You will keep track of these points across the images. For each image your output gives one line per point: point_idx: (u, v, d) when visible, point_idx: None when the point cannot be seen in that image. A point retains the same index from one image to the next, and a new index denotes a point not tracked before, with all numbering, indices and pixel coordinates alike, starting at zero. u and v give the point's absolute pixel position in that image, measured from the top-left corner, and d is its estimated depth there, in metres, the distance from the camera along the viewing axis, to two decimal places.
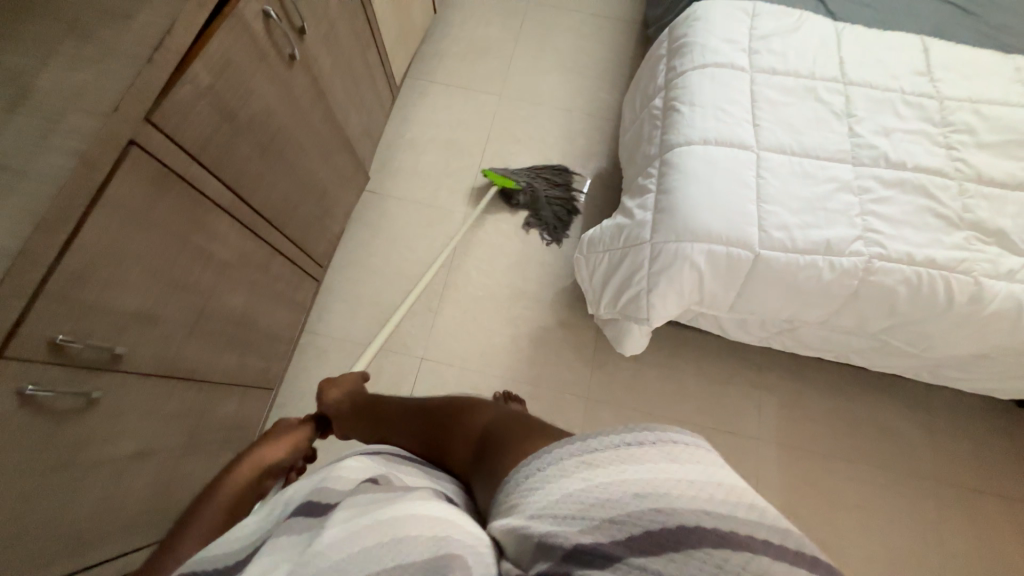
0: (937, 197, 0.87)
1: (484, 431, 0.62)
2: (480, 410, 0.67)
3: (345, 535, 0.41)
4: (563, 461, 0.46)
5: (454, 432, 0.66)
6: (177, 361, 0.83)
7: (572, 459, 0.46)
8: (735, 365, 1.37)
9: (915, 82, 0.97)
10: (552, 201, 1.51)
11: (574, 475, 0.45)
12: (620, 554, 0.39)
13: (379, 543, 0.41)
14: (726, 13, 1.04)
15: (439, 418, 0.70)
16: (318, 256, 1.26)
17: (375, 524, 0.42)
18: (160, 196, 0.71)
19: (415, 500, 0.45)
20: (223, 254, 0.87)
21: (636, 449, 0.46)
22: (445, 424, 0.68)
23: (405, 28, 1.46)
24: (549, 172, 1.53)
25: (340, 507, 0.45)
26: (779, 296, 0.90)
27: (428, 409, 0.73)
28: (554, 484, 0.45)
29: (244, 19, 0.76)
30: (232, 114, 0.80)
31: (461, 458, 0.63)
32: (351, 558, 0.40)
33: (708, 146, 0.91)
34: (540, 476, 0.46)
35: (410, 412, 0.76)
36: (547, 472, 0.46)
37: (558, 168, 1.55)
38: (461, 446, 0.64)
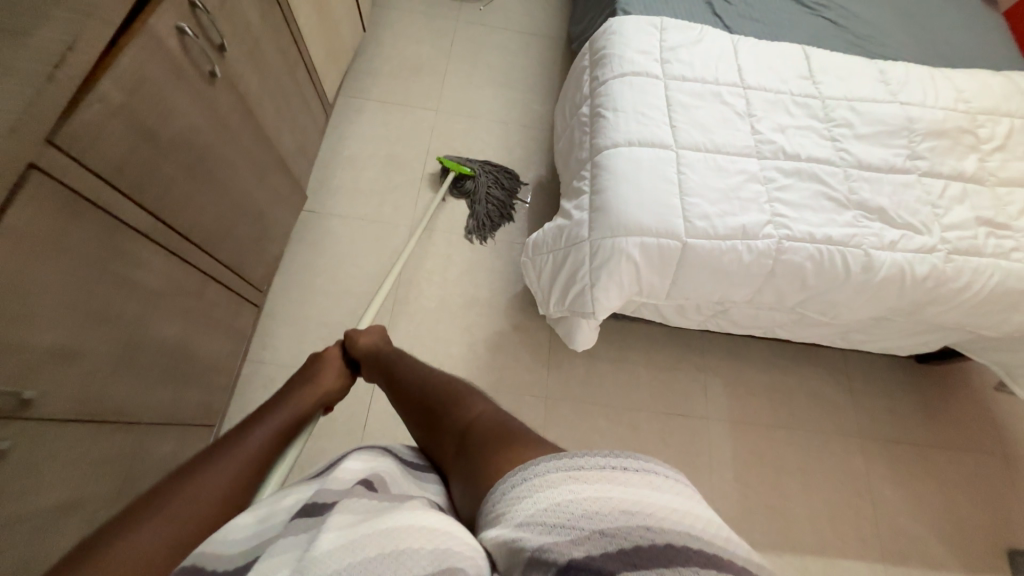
0: (829, 183, 0.99)
1: (473, 429, 0.61)
2: (476, 404, 0.66)
3: (349, 540, 0.39)
4: (551, 473, 0.46)
5: (443, 425, 0.65)
6: (101, 402, 0.76)
7: (560, 472, 0.46)
8: (680, 352, 1.46)
9: (802, 85, 1.10)
10: (490, 199, 1.54)
11: (560, 487, 0.45)
12: (609, 567, 0.38)
13: (382, 554, 0.38)
14: (639, 27, 1.13)
15: (430, 410, 0.69)
16: (257, 279, 1.20)
17: (380, 534, 0.40)
18: (71, 223, 0.66)
19: (415, 510, 0.44)
20: (148, 283, 0.82)
21: (622, 471, 0.45)
22: (434, 419, 0.67)
23: (334, 47, 1.46)
24: (501, 173, 1.57)
25: (341, 511, 0.43)
26: (708, 280, 0.98)
27: (411, 407, 0.72)
28: (541, 494, 0.45)
29: (157, 35, 0.73)
30: (151, 133, 0.76)
31: (445, 453, 0.63)
32: (356, 566, 0.37)
33: (634, 147, 0.99)
34: (527, 487, 0.46)
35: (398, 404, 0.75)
36: (537, 487, 0.46)
37: (510, 173, 1.59)
38: (449, 441, 0.63)
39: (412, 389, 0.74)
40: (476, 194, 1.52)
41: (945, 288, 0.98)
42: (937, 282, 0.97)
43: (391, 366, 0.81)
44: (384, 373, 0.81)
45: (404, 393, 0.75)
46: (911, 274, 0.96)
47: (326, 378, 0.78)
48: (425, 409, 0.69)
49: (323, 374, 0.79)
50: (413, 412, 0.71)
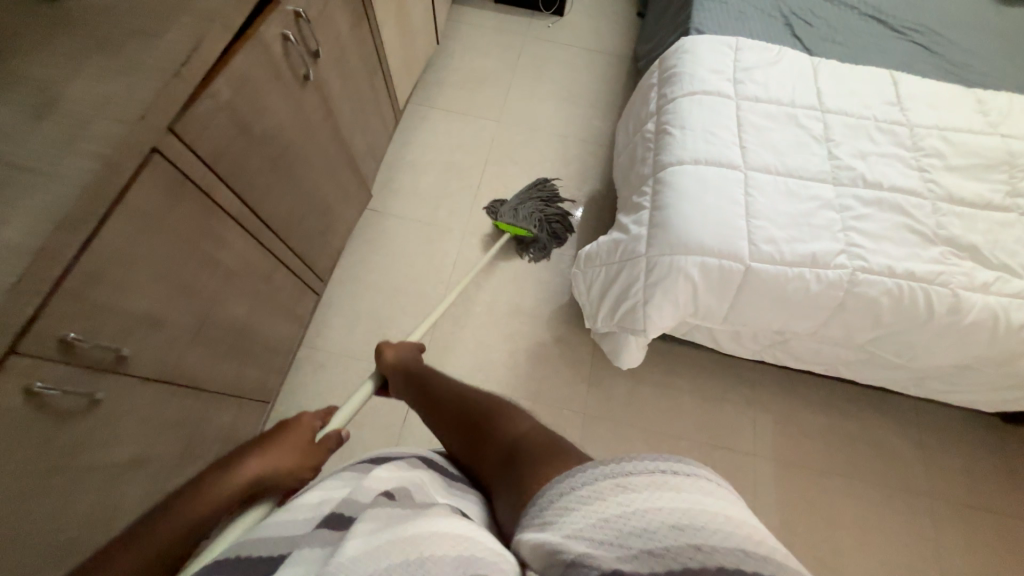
0: (914, 215, 0.93)
1: (517, 443, 0.59)
2: (520, 419, 0.64)
3: (372, 548, 0.41)
4: (597, 482, 0.44)
5: (485, 437, 0.64)
6: (179, 366, 0.83)
7: (606, 480, 0.44)
8: (729, 381, 1.39)
9: (887, 111, 1.04)
10: (551, 219, 1.53)
11: (607, 497, 0.43)
12: None
13: (404, 561, 0.39)
14: (712, 47, 1.12)
15: (471, 420, 0.68)
16: (320, 270, 1.27)
17: (401, 540, 0.41)
18: (176, 202, 0.73)
19: (438, 518, 0.44)
20: (230, 263, 0.89)
21: (669, 477, 0.44)
22: (476, 430, 0.66)
23: (409, 57, 1.55)
24: (535, 188, 1.55)
25: (367, 517, 0.45)
26: (769, 307, 0.94)
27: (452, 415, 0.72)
28: (588, 504, 0.43)
29: (263, 40, 0.81)
30: (248, 127, 0.84)
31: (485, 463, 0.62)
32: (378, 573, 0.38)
33: (700, 166, 0.97)
34: (572, 496, 0.45)
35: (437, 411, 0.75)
36: (582, 495, 0.44)
37: (537, 183, 1.57)
38: (488, 454, 0.62)
39: (454, 399, 0.74)
40: (542, 236, 1.49)
41: None
42: None
43: (429, 382, 0.82)
44: (422, 389, 0.82)
45: (445, 403, 0.75)
46: (1006, 321, 0.87)
47: (267, 453, 0.69)
48: (466, 418, 0.69)
49: (264, 451, 0.69)
50: (453, 420, 0.70)
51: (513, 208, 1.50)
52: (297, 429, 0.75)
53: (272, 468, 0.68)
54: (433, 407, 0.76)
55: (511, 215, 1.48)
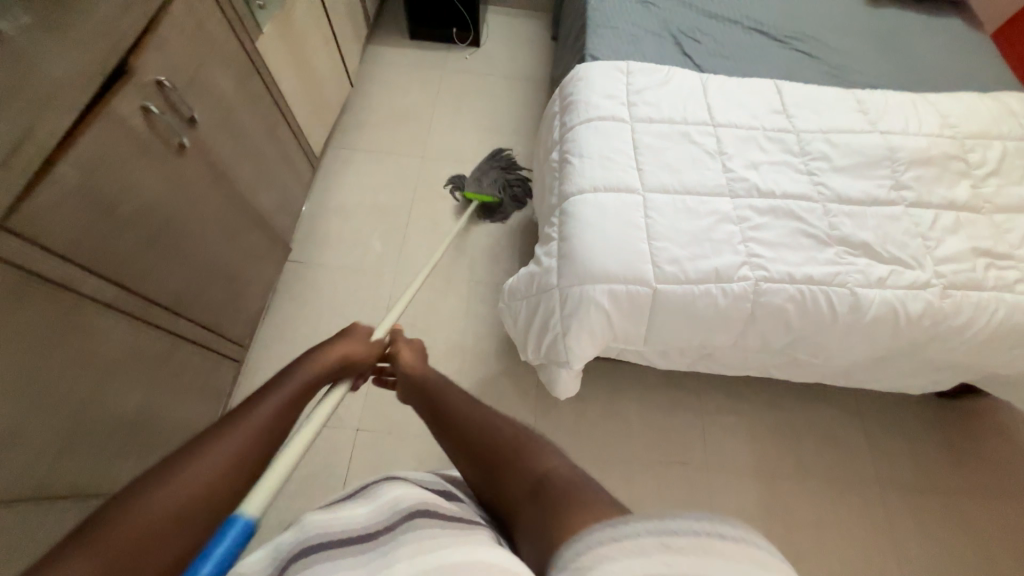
0: (805, 219, 0.95)
1: (547, 483, 0.57)
2: (548, 457, 0.61)
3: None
4: (641, 537, 0.39)
5: (511, 472, 0.61)
6: (52, 479, 0.75)
7: (654, 538, 0.39)
8: (674, 393, 1.39)
9: (774, 120, 1.08)
10: (512, 185, 1.61)
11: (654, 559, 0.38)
12: None
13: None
14: (604, 72, 1.14)
15: (497, 453, 0.63)
16: (236, 335, 1.21)
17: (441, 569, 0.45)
18: (21, 304, 0.67)
19: (475, 546, 0.47)
20: (109, 352, 0.82)
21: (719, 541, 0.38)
22: (503, 462, 0.62)
23: (320, 105, 1.52)
24: (491, 161, 1.63)
25: (409, 545, 0.49)
26: (684, 325, 0.93)
27: (478, 442, 0.66)
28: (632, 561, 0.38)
29: (118, 115, 0.77)
30: (112, 208, 0.79)
31: (517, 495, 0.58)
32: None
33: (598, 193, 0.97)
34: (618, 548, 0.39)
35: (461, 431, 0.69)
36: (626, 549, 0.39)
37: (493, 155, 1.65)
38: (519, 485, 0.59)
39: (470, 426, 0.68)
40: (504, 201, 1.57)
41: (945, 326, 0.91)
42: (935, 320, 0.91)
43: (437, 398, 0.75)
44: (434, 404, 0.75)
45: (467, 427, 0.69)
46: (904, 313, 0.90)
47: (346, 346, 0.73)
48: (490, 447, 0.64)
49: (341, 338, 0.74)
50: (473, 451, 0.66)
51: (478, 178, 1.60)
52: (358, 332, 0.77)
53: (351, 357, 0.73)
54: (445, 432, 0.71)
55: (473, 183, 1.59)
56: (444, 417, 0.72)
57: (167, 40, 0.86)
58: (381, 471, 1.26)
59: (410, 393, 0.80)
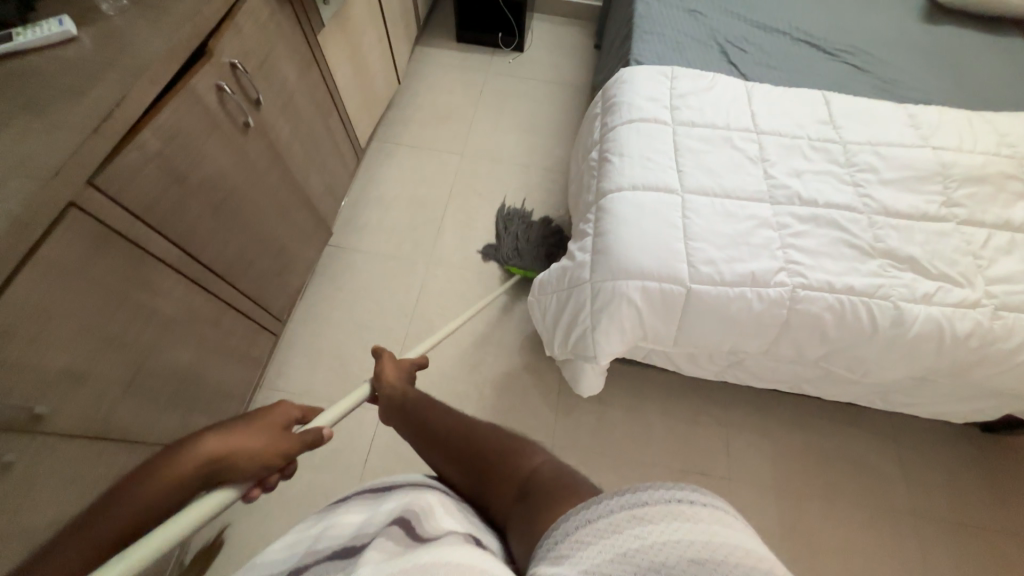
0: (849, 229, 0.94)
1: (533, 479, 0.55)
2: (534, 455, 0.60)
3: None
4: (614, 514, 0.40)
5: (499, 472, 0.59)
6: (108, 420, 0.81)
7: (622, 513, 0.40)
8: (699, 403, 1.37)
9: (820, 130, 1.07)
10: (544, 239, 1.54)
11: (623, 531, 0.39)
12: None
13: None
14: (649, 76, 1.16)
15: (485, 454, 0.62)
16: (277, 309, 1.27)
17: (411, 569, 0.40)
18: (99, 254, 0.74)
19: (446, 547, 0.43)
20: (168, 310, 0.89)
21: (686, 507, 0.39)
22: (491, 462, 0.61)
23: (369, 99, 1.59)
24: (509, 224, 1.59)
25: (377, 545, 0.46)
26: (716, 327, 0.93)
27: (464, 446, 0.65)
28: (606, 537, 0.39)
29: (196, 92, 0.84)
30: (183, 176, 0.85)
31: (504, 495, 0.57)
32: None
33: (637, 192, 0.98)
34: (593, 527, 0.41)
35: (447, 437, 0.67)
36: (601, 529, 0.40)
37: (506, 216, 1.62)
38: (506, 485, 0.58)
39: (455, 430, 0.68)
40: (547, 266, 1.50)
41: (994, 348, 0.87)
42: (983, 341, 0.87)
43: (421, 412, 0.73)
44: (418, 417, 0.73)
45: (452, 433, 0.67)
46: (950, 331, 0.87)
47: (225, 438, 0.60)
48: (476, 450, 0.63)
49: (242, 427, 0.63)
50: (460, 454, 0.64)
51: (516, 249, 1.53)
52: (267, 422, 0.65)
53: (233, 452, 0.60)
54: (428, 440, 0.69)
55: (512, 256, 1.52)
56: (429, 427, 0.70)
57: (242, 26, 0.93)
58: (401, 454, 1.28)
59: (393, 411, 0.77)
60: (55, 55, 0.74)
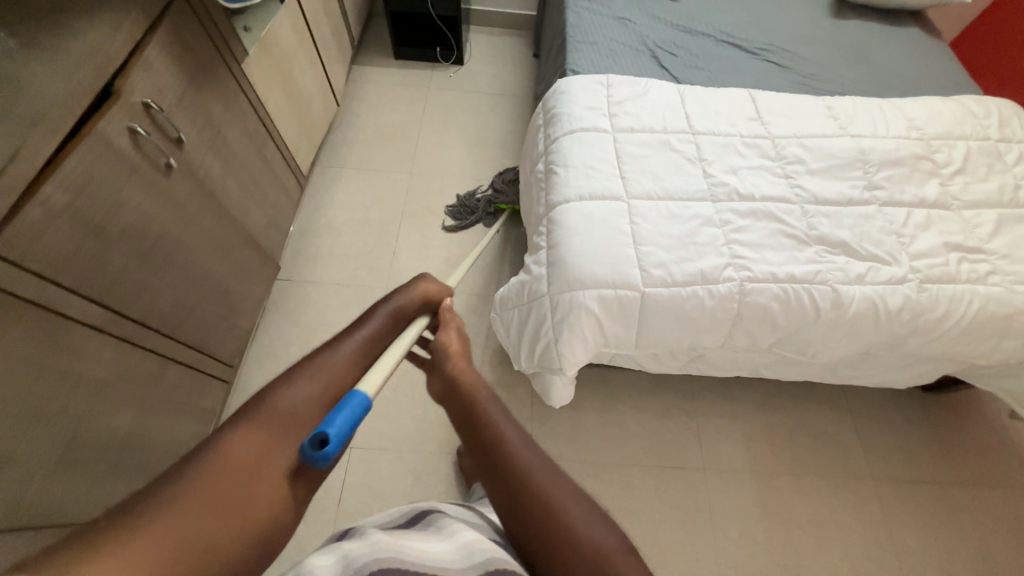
0: (785, 219, 0.98)
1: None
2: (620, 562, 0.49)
3: None
4: None
5: (576, 559, 0.49)
6: (38, 506, 0.73)
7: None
8: (667, 397, 1.40)
9: (750, 126, 1.12)
10: None
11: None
12: None
13: None
14: (585, 85, 1.17)
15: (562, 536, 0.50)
16: (226, 354, 1.19)
17: None
18: (5, 325, 0.66)
19: None
20: (97, 374, 0.81)
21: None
22: (565, 551, 0.49)
23: (307, 124, 1.54)
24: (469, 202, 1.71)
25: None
26: (673, 327, 0.95)
27: (537, 512, 0.51)
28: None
29: (105, 137, 0.78)
30: (99, 228, 0.79)
31: None
32: None
33: (584, 201, 0.99)
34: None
35: (518, 489, 0.52)
36: None
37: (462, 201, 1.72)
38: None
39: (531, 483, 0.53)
40: None
41: (924, 319, 0.94)
42: (913, 313, 0.93)
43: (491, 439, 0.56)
44: (486, 444, 0.56)
45: (525, 492, 0.52)
46: (884, 307, 0.93)
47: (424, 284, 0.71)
48: (553, 524, 0.51)
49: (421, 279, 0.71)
50: (531, 519, 0.51)
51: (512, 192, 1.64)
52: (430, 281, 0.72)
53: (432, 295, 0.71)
54: (493, 482, 0.54)
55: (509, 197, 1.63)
56: (497, 464, 0.54)
57: (153, 62, 0.87)
58: (377, 488, 1.24)
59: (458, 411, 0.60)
60: None
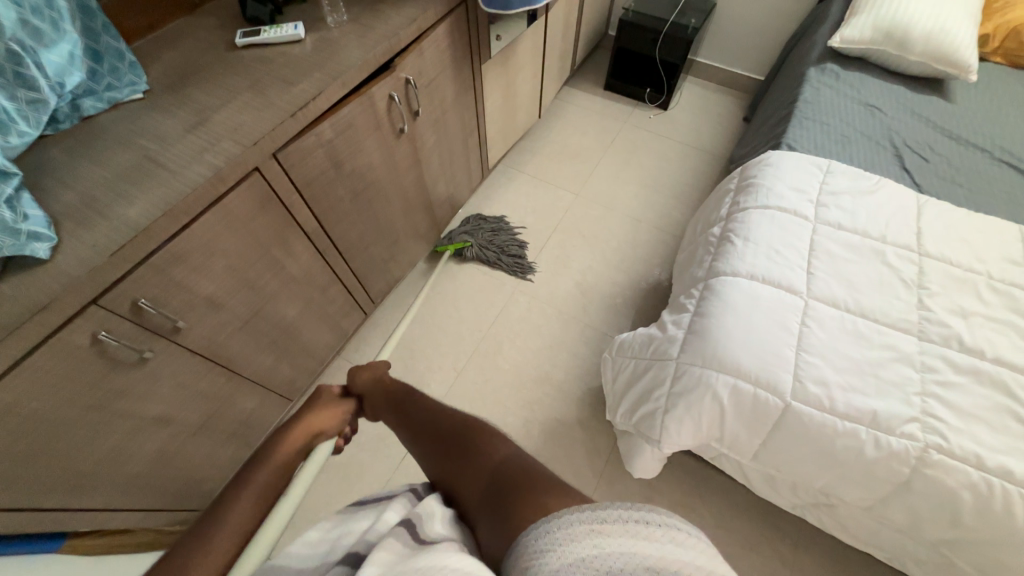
0: (1021, 399, 0.76)
1: (497, 472, 0.54)
2: (497, 446, 0.58)
3: None
4: (572, 525, 0.40)
5: (467, 457, 0.57)
6: (223, 348, 0.94)
7: (584, 526, 0.40)
8: (764, 530, 1.19)
9: (1006, 270, 0.89)
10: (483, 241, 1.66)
11: (581, 543, 0.38)
12: None
13: None
14: (799, 165, 1.07)
15: (459, 439, 0.60)
16: (374, 293, 1.38)
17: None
18: (261, 213, 0.87)
19: (448, 552, 0.41)
20: (292, 270, 1.02)
21: (645, 527, 0.39)
22: (457, 455, 0.59)
23: (510, 126, 1.70)
24: (472, 221, 1.71)
25: (383, 547, 0.44)
26: (809, 457, 0.81)
27: (440, 429, 0.63)
28: (561, 551, 0.39)
29: (372, 98, 0.97)
30: (340, 163, 0.99)
31: (470, 487, 0.54)
32: None
33: (754, 282, 0.90)
34: (549, 538, 0.40)
35: (430, 423, 0.65)
36: (559, 538, 0.40)
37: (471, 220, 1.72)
38: (471, 478, 0.55)
39: (442, 413, 0.66)
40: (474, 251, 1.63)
41: None
42: None
43: (406, 397, 0.71)
44: (400, 402, 0.71)
45: (425, 426, 0.65)
46: None
47: (309, 416, 0.66)
48: (448, 434, 0.62)
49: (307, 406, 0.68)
50: (438, 437, 0.62)
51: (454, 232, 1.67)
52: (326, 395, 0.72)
53: (315, 427, 0.65)
54: (415, 427, 0.66)
55: (449, 235, 1.66)
56: (413, 413, 0.68)
57: (425, 50, 1.06)
58: None
59: (385, 401, 0.72)
60: (282, 50, 0.91)
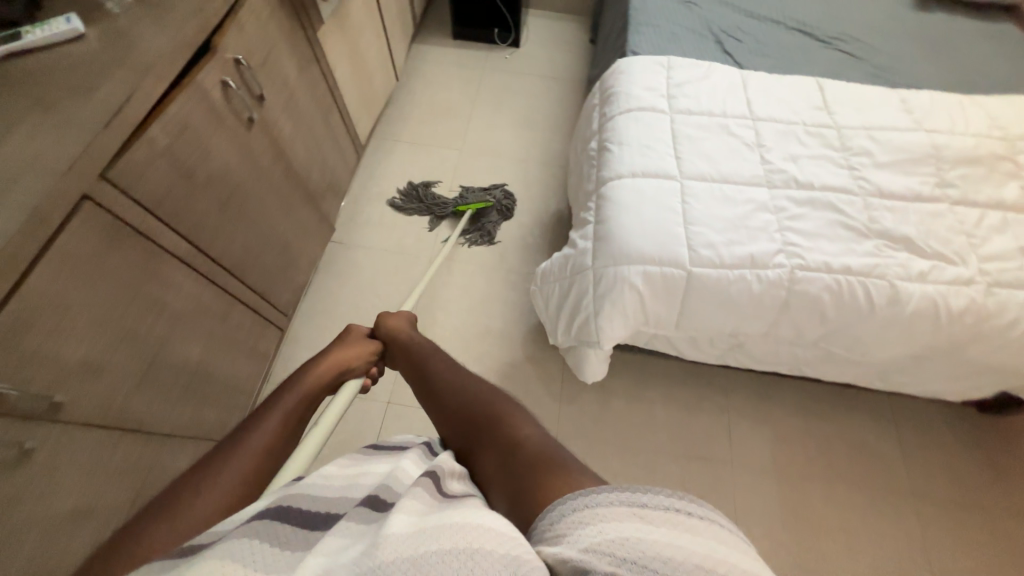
0: (844, 211, 0.96)
1: (515, 443, 0.55)
2: (520, 424, 0.59)
3: (420, 528, 0.38)
4: (614, 505, 0.42)
5: (484, 423, 0.60)
6: (125, 412, 0.83)
7: (625, 507, 0.42)
8: (700, 389, 1.39)
9: (815, 115, 1.09)
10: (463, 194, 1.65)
11: (623, 522, 0.41)
12: None
13: (451, 550, 0.36)
14: (647, 67, 1.17)
15: (476, 412, 0.62)
16: (283, 305, 1.28)
17: (446, 527, 0.38)
18: (112, 247, 0.75)
19: (475, 508, 0.42)
20: (177, 304, 0.90)
21: (684, 517, 0.42)
22: (477, 423, 0.61)
23: (369, 95, 1.60)
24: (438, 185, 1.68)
25: (412, 495, 0.43)
26: (716, 312, 0.95)
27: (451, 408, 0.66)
28: (602, 525, 0.41)
29: (201, 89, 0.86)
30: (189, 171, 0.87)
31: (487, 448, 0.57)
32: (435, 560, 0.35)
33: (636, 179, 1.00)
34: (588, 513, 0.42)
35: (445, 392, 0.69)
36: (598, 513, 0.42)
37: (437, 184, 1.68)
38: (487, 442, 0.58)
39: (456, 392, 0.68)
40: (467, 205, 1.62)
41: (988, 325, 0.89)
42: (977, 317, 0.89)
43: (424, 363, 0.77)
44: (421, 371, 0.76)
45: (440, 401, 0.68)
46: (945, 310, 0.89)
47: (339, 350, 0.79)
48: (463, 407, 0.64)
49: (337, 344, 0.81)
50: (454, 415, 0.64)
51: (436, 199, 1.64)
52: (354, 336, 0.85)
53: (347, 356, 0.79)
54: (434, 403, 0.69)
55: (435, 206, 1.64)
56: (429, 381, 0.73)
57: (245, 24, 0.95)
58: None
59: (407, 361, 0.80)
60: (61, 53, 0.75)
